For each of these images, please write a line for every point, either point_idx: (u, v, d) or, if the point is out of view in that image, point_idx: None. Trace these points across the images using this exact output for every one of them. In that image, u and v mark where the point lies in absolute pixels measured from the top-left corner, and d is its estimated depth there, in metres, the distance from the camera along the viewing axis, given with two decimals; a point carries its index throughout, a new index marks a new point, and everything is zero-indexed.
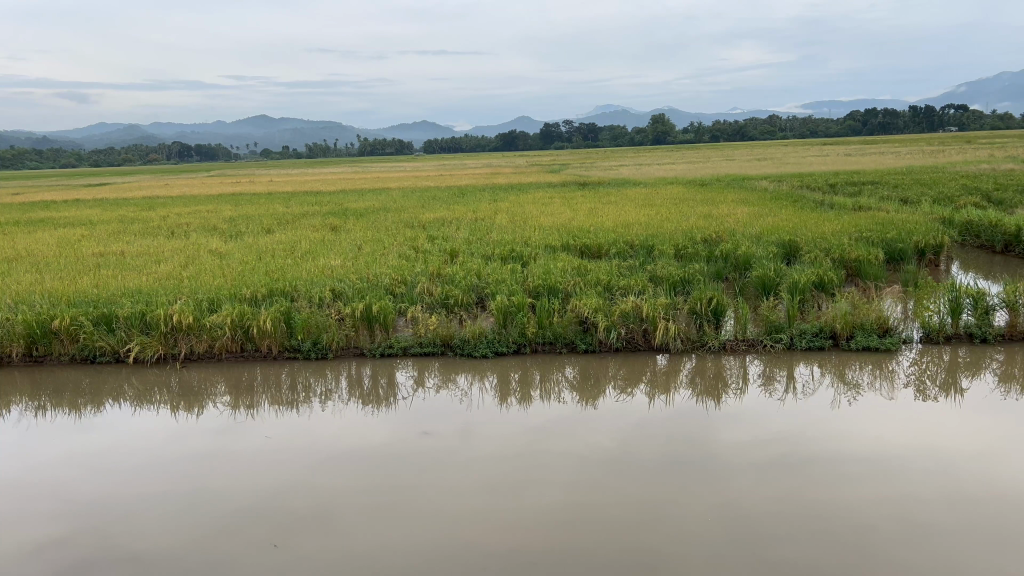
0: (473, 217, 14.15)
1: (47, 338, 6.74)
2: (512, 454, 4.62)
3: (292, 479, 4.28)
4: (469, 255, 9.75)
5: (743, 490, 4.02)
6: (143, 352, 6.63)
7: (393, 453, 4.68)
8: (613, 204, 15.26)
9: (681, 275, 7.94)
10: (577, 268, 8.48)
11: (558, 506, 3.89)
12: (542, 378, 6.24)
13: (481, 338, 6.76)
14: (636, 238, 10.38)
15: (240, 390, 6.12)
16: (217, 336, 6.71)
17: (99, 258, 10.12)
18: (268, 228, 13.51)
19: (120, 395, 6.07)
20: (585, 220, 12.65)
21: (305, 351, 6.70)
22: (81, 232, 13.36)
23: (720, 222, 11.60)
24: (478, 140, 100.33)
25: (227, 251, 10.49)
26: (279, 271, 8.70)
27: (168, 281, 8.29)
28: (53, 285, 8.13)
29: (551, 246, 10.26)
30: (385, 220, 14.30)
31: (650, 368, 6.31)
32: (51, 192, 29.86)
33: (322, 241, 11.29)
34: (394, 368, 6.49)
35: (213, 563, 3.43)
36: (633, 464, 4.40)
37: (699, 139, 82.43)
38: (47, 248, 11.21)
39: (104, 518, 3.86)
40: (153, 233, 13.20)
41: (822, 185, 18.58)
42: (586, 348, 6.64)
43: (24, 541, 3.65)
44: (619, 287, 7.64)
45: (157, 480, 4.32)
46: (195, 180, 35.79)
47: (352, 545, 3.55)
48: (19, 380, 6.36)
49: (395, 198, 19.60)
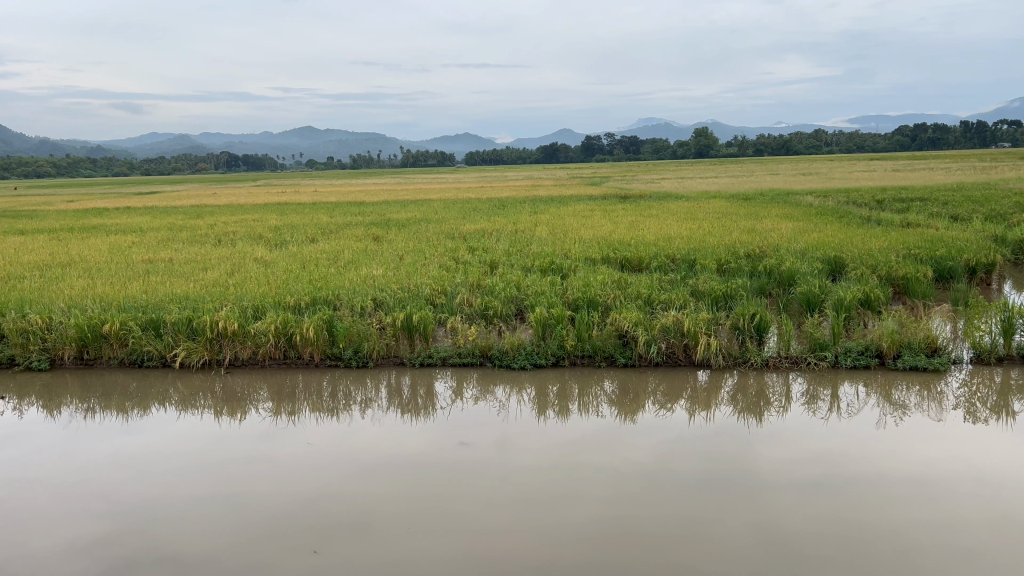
0: (513, 229, 14.20)
1: (97, 342, 6.90)
2: (547, 467, 4.60)
3: (329, 487, 4.30)
4: (509, 266, 9.82)
5: (784, 509, 3.94)
6: (189, 357, 6.76)
7: (426, 463, 4.67)
8: (654, 218, 15.17)
9: (723, 290, 7.86)
10: (617, 282, 8.43)
11: (592, 521, 3.85)
12: (580, 392, 6.20)
13: (519, 350, 6.74)
14: (677, 252, 10.30)
15: (282, 397, 6.22)
16: (261, 343, 6.81)
17: (147, 265, 10.35)
18: (310, 238, 13.66)
19: (165, 399, 6.19)
20: (625, 233, 12.58)
21: (346, 359, 6.77)
22: (129, 239, 13.62)
23: (764, 237, 11.49)
24: (521, 153, 100.68)
25: (272, 260, 10.66)
26: (323, 280, 8.83)
27: (213, 288, 8.45)
28: (103, 291, 8.34)
29: (591, 258, 10.22)
30: (425, 231, 14.38)
31: (690, 384, 6.24)
32: (123, 198, 30.76)
33: (364, 251, 11.38)
34: (432, 378, 6.53)
35: (251, 568, 3.45)
36: (671, 480, 4.34)
37: (740, 152, 81.51)
38: (98, 255, 11.46)
39: (146, 519, 3.93)
40: (199, 241, 13.46)
41: (869, 201, 18.26)
42: (625, 362, 6.59)
43: (72, 539, 3.74)
44: (660, 301, 7.59)
45: (202, 484, 4.39)
46: (258, 190, 36.51)
47: (383, 553, 3.55)
48: (68, 382, 6.55)
49: (437, 209, 19.68)
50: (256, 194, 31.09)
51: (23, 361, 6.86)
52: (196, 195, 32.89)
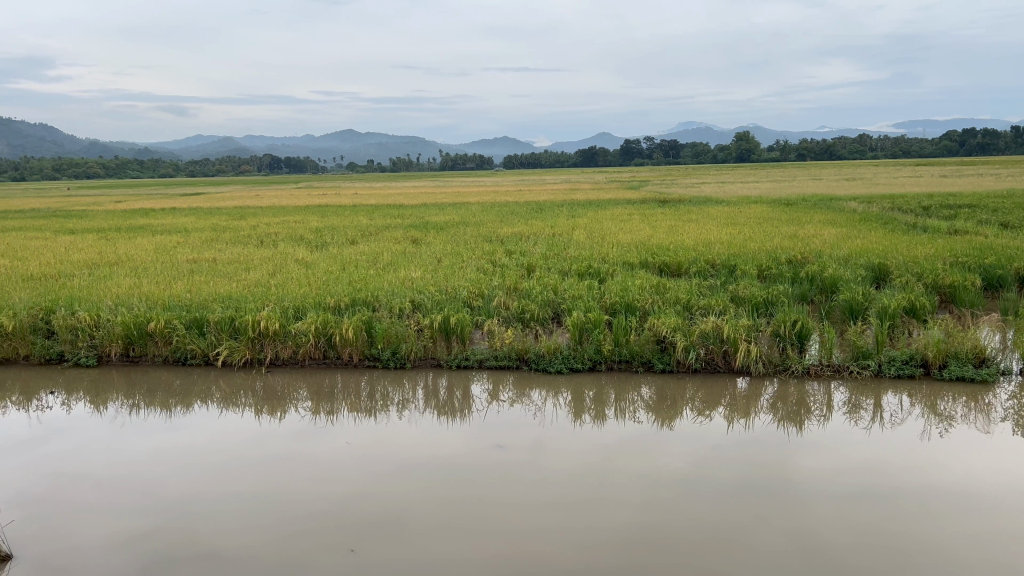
0: (551, 232, 14.18)
1: (143, 340, 7.06)
2: (581, 472, 4.58)
3: (365, 486, 4.34)
4: (547, 270, 9.81)
5: (822, 519, 3.87)
6: (231, 356, 6.88)
7: (461, 465, 4.68)
8: (694, 222, 15.03)
9: (763, 296, 7.76)
10: (655, 286, 8.38)
11: (625, 527, 3.82)
12: (616, 397, 6.16)
13: (556, 354, 6.72)
14: (717, 257, 10.20)
15: (320, 396, 6.29)
16: (301, 343, 6.89)
17: (192, 264, 10.56)
18: (351, 240, 13.81)
19: (208, 397, 6.29)
20: (664, 238, 12.50)
21: (384, 360, 6.82)
22: (175, 239, 13.91)
23: (807, 243, 11.31)
24: (560, 157, 100.60)
25: (312, 261, 10.77)
26: (362, 282, 8.90)
27: (255, 288, 8.58)
28: (149, 289, 8.52)
29: (629, 263, 10.17)
30: (464, 234, 14.43)
31: (729, 391, 6.17)
32: (167, 198, 31.55)
33: (403, 253, 11.46)
34: (469, 381, 6.55)
35: (288, 565, 3.49)
36: (708, 488, 4.30)
37: (783, 157, 80.50)
38: (145, 254, 11.71)
39: (187, 515, 4.00)
40: (243, 242, 13.70)
41: (915, 207, 17.87)
42: (663, 367, 6.53)
43: (117, 532, 3.82)
44: (699, 307, 7.53)
45: (241, 481, 4.46)
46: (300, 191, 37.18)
47: (419, 555, 3.56)
48: (114, 378, 6.70)
49: (475, 213, 19.75)
50: (297, 194, 33.77)
51: (72, 357, 7.04)
52: (237, 195, 34.91)
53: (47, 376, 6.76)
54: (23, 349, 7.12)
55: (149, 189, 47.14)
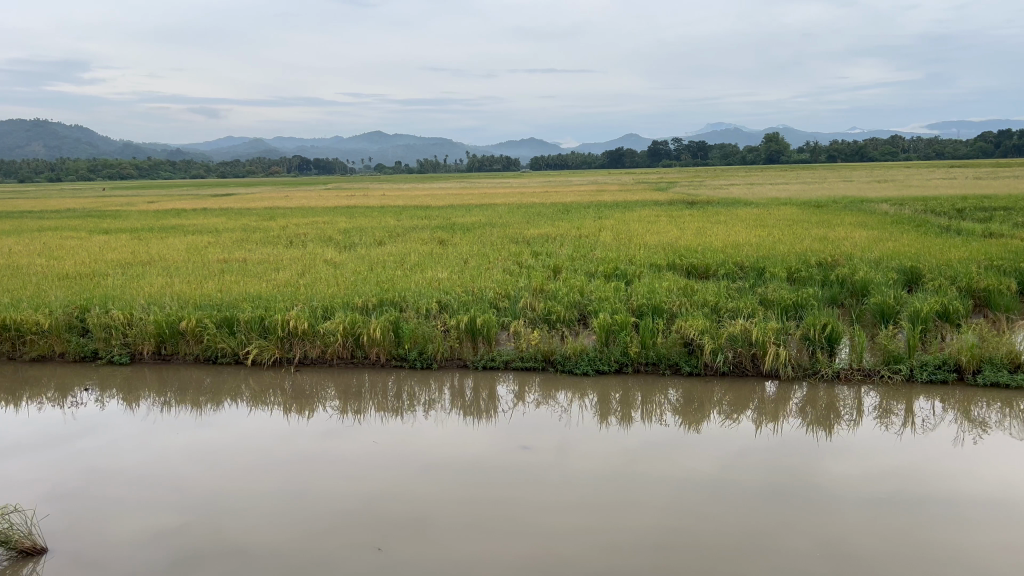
0: (577, 234, 14.13)
1: (174, 338, 7.16)
2: (607, 474, 4.57)
3: (391, 485, 4.37)
4: (573, 271, 9.79)
5: (850, 526, 3.82)
6: (261, 355, 6.95)
7: (487, 466, 4.69)
8: (722, 224, 14.90)
9: (793, 299, 7.68)
10: (683, 288, 8.32)
11: (652, 531, 3.80)
12: (643, 399, 6.14)
13: (582, 356, 6.71)
14: (746, 259, 10.11)
15: (348, 395, 6.34)
16: (329, 343, 6.95)
17: (223, 264, 10.70)
18: (378, 241, 13.91)
19: (238, 395, 6.37)
20: (691, 239, 12.43)
21: (410, 360, 6.86)
22: (206, 239, 14.11)
23: (837, 245, 11.17)
24: (586, 158, 100.41)
25: (341, 261, 10.85)
26: (390, 282, 8.94)
27: (285, 288, 8.67)
28: (181, 289, 8.64)
29: (657, 265, 10.12)
30: (491, 234, 14.46)
31: (757, 395, 6.12)
32: (199, 199, 32.07)
33: (430, 255, 11.51)
34: (495, 382, 6.56)
35: (315, 562, 3.52)
36: (735, 492, 4.27)
37: (813, 158, 79.62)
38: (177, 253, 11.88)
39: (217, 511, 4.05)
40: (273, 242, 13.85)
41: (949, 209, 17.59)
42: (690, 370, 6.49)
43: (148, 527, 3.88)
44: (728, 310, 7.47)
45: (270, 478, 4.51)
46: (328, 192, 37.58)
47: (445, 555, 3.57)
48: (147, 376, 6.81)
49: (501, 214, 19.78)
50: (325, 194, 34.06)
51: (106, 355, 7.16)
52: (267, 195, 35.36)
53: (82, 373, 6.88)
54: (59, 346, 7.25)
55: (181, 190, 47.93)
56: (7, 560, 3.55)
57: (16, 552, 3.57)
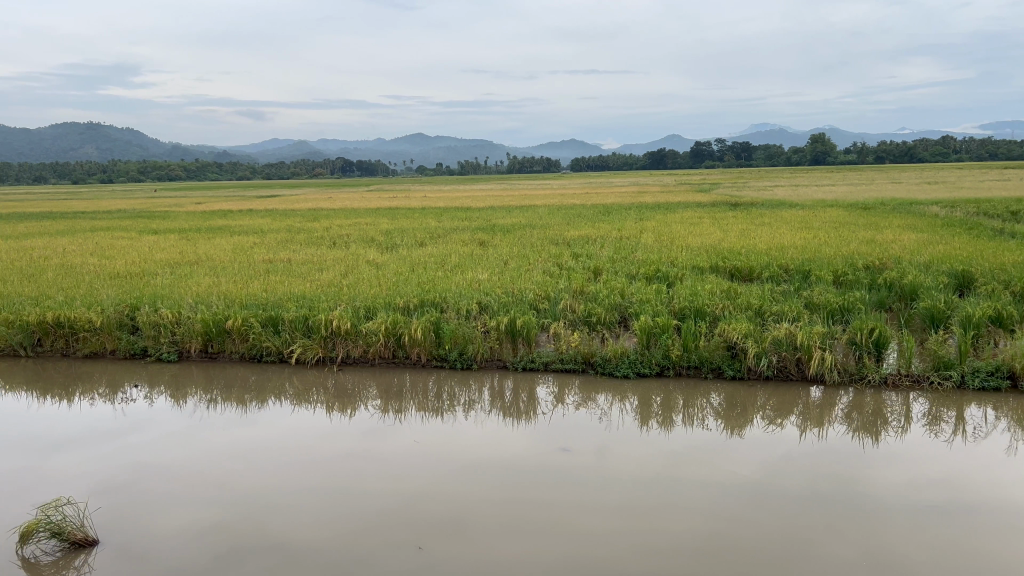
0: (618, 235, 14.05)
1: (220, 337, 7.29)
2: (648, 477, 4.54)
3: (431, 485, 4.39)
4: (614, 273, 9.75)
5: (897, 534, 3.74)
6: (304, 354, 7.06)
7: (526, 468, 4.69)
8: (766, 226, 14.68)
9: (839, 303, 7.54)
10: (726, 291, 8.23)
11: (694, 536, 3.76)
12: (684, 403, 6.08)
13: (622, 358, 6.67)
14: (791, 262, 9.96)
15: (389, 395, 6.40)
16: (371, 342, 7.02)
17: (268, 264, 10.86)
18: (419, 242, 13.99)
19: (282, 393, 6.46)
20: (735, 242, 12.27)
21: (451, 361, 6.89)
22: (252, 239, 14.37)
23: (885, 248, 10.94)
24: (628, 159, 99.85)
25: (383, 262, 10.96)
26: (431, 283, 8.99)
27: (328, 288, 8.78)
28: (227, 288, 8.81)
29: (699, 267, 10.02)
30: (531, 236, 14.45)
31: (802, 400, 6.02)
32: (243, 200, 32.60)
33: (470, 256, 11.54)
34: (535, 383, 6.55)
35: (356, 560, 3.55)
36: (778, 497, 4.20)
37: (860, 159, 78.06)
38: (223, 254, 12.10)
39: (260, 508, 4.11)
40: (316, 243, 14.04)
41: (1003, 212, 17.11)
42: (733, 374, 6.41)
43: (194, 522, 3.95)
44: (772, 313, 7.36)
45: (311, 476, 4.56)
46: (370, 194, 37.99)
47: (485, 554, 3.58)
48: (194, 373, 6.95)
49: (541, 216, 19.78)
50: (366, 196, 34.41)
51: (155, 352, 7.33)
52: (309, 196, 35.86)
53: (131, 370, 7.06)
54: (110, 344, 7.45)
55: (228, 191, 49.03)
56: (59, 551, 3.66)
57: (68, 544, 3.68)
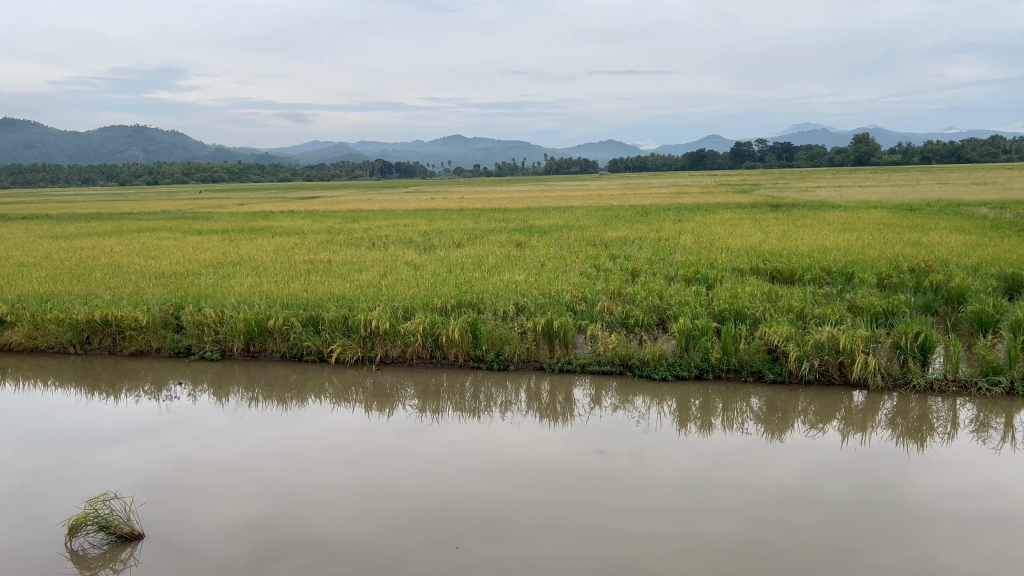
0: (657, 237, 13.96)
1: (262, 336, 7.40)
2: (685, 481, 4.49)
3: (467, 485, 4.40)
4: (652, 275, 9.69)
5: (941, 543, 3.66)
6: (344, 354, 7.14)
7: (563, 469, 4.68)
8: (808, 228, 14.47)
9: (883, 306, 7.40)
10: (767, 294, 8.13)
11: (732, 540, 3.71)
12: (724, 407, 6.02)
13: (660, 361, 6.62)
14: (833, 264, 9.79)
15: (427, 395, 6.44)
16: (409, 342, 7.08)
17: (309, 265, 11.01)
18: (457, 243, 14.06)
19: (321, 392, 6.53)
20: (776, 243, 12.11)
21: (488, 361, 6.91)
22: (293, 240, 14.56)
23: (931, 250, 10.70)
24: (666, 160, 99.14)
25: (421, 263, 11.03)
26: (468, 284, 9.02)
27: (368, 289, 8.86)
28: (269, 288, 8.94)
29: (739, 269, 9.90)
30: (569, 237, 14.42)
31: (845, 405, 5.91)
32: (284, 202, 33.12)
33: (507, 257, 11.56)
34: (572, 385, 6.53)
35: (392, 558, 3.57)
36: (820, 503, 4.13)
37: (906, 159, 76.46)
38: (265, 255, 12.28)
39: (299, 505, 4.16)
40: (356, 244, 14.18)
41: None
42: (774, 378, 6.32)
43: (234, 518, 4.02)
44: (814, 317, 7.25)
45: (350, 474, 4.61)
46: (408, 195, 38.31)
47: (520, 555, 3.58)
48: (236, 372, 7.07)
49: (579, 216, 19.75)
50: (405, 197, 34.66)
51: (199, 351, 7.47)
52: (349, 198, 36.22)
53: (176, 368, 7.20)
54: (155, 342, 7.61)
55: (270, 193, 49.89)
56: (106, 544, 3.74)
57: (115, 537, 3.77)
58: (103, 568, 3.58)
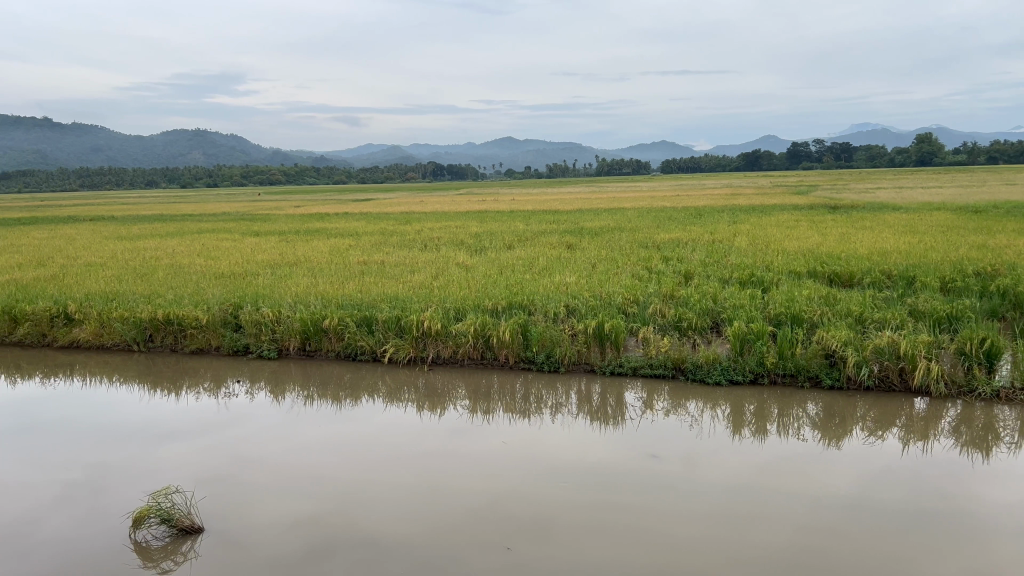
0: (711, 239, 13.79)
1: (318, 335, 7.53)
2: (738, 487, 4.43)
3: (518, 486, 4.41)
4: (706, 277, 9.57)
5: (1007, 557, 3.53)
6: (397, 354, 7.23)
7: (613, 473, 4.66)
8: (868, 230, 14.09)
9: (947, 311, 7.17)
10: (824, 297, 7.96)
11: (787, 549, 3.64)
12: (779, 412, 5.91)
13: (714, 365, 6.54)
14: (894, 267, 9.54)
15: (478, 396, 6.48)
16: (461, 343, 7.14)
17: (363, 265, 11.18)
18: (508, 244, 14.10)
19: (375, 392, 6.62)
20: (835, 246, 11.84)
21: (538, 363, 6.92)
22: (348, 242, 14.79)
23: (998, 254, 10.34)
24: (720, 161, 97.81)
25: (473, 265, 11.09)
26: (519, 286, 9.04)
27: (420, 290, 8.95)
28: (324, 288, 9.11)
29: (796, 272, 9.72)
30: (620, 239, 14.35)
31: (905, 412, 5.75)
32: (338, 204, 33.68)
33: (559, 259, 11.56)
34: (623, 388, 6.50)
35: (444, 558, 3.60)
36: (878, 512, 4.03)
37: (971, 158, 73.99)
38: (320, 255, 12.53)
39: (353, 502, 4.22)
40: (408, 245, 14.34)
41: None
42: (831, 384, 6.19)
43: (289, 514, 4.09)
44: (873, 321, 7.07)
45: (402, 472, 4.66)
46: (460, 197, 38.56)
47: (571, 558, 3.58)
48: (292, 370, 7.21)
49: (631, 218, 19.64)
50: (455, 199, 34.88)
51: (256, 349, 7.64)
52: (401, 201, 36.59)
53: (235, 367, 7.38)
54: (215, 340, 7.81)
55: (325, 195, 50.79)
56: (168, 536, 3.86)
57: (176, 530, 3.89)
58: (165, 560, 3.70)
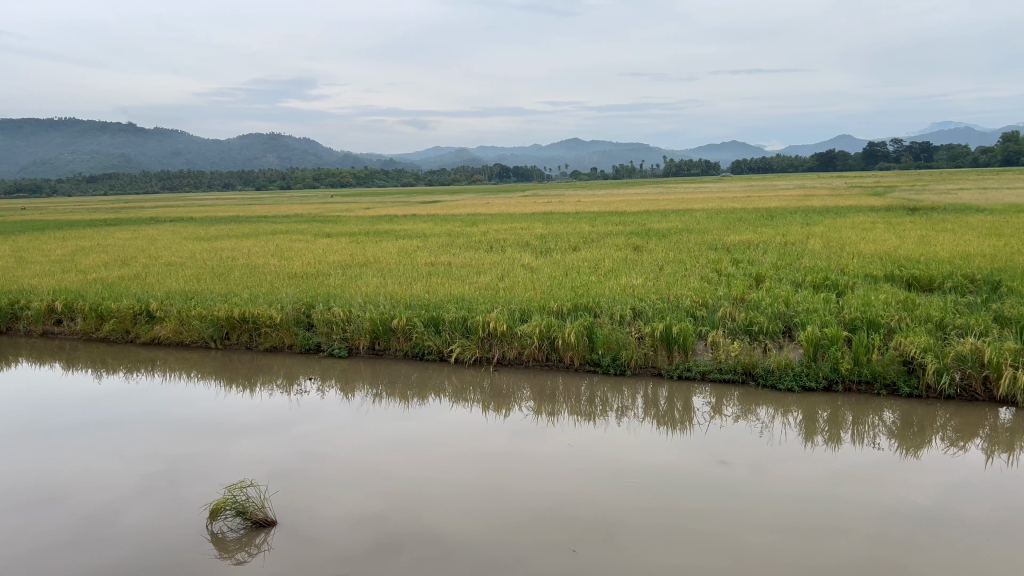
0: (782, 241, 13.49)
1: (386, 335, 7.66)
2: (811, 495, 4.32)
3: (582, 489, 4.40)
4: (777, 280, 9.37)
5: None
6: (462, 354, 7.30)
7: (680, 477, 4.60)
8: (949, 233, 13.56)
9: None
10: (902, 302, 7.69)
11: (861, 561, 3.53)
12: (854, 420, 5.74)
13: (786, 370, 6.38)
14: (978, 271, 9.15)
15: (543, 397, 6.49)
16: (526, 344, 7.15)
17: (430, 266, 11.32)
18: (574, 246, 14.08)
19: (441, 391, 6.69)
20: (913, 248, 11.44)
21: (604, 366, 6.89)
22: (416, 243, 15.03)
23: None
24: (792, 161, 95.53)
25: (538, 266, 11.12)
26: (585, 288, 9.01)
27: (486, 291, 9.02)
28: (393, 289, 9.26)
29: (872, 275, 9.42)
30: (688, 241, 14.17)
31: (989, 423, 5.51)
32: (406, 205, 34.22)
33: (626, 261, 11.49)
34: (691, 393, 6.41)
35: (509, 557, 3.62)
36: (959, 525, 3.87)
37: None
38: (389, 257, 12.75)
39: (419, 500, 4.28)
40: (475, 247, 14.48)
41: None
42: (909, 392, 5.97)
43: (358, 510, 4.17)
44: (955, 327, 6.80)
45: (467, 471, 4.70)
46: (525, 199, 38.70)
47: (637, 563, 3.54)
48: (361, 369, 7.35)
49: (699, 219, 19.36)
50: (521, 201, 35.01)
51: (327, 348, 7.81)
52: (468, 202, 36.89)
53: (306, 364, 7.56)
54: (288, 339, 8.02)
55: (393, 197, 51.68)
56: (243, 528, 3.99)
57: (251, 522, 4.01)
58: (240, 551, 3.82)
